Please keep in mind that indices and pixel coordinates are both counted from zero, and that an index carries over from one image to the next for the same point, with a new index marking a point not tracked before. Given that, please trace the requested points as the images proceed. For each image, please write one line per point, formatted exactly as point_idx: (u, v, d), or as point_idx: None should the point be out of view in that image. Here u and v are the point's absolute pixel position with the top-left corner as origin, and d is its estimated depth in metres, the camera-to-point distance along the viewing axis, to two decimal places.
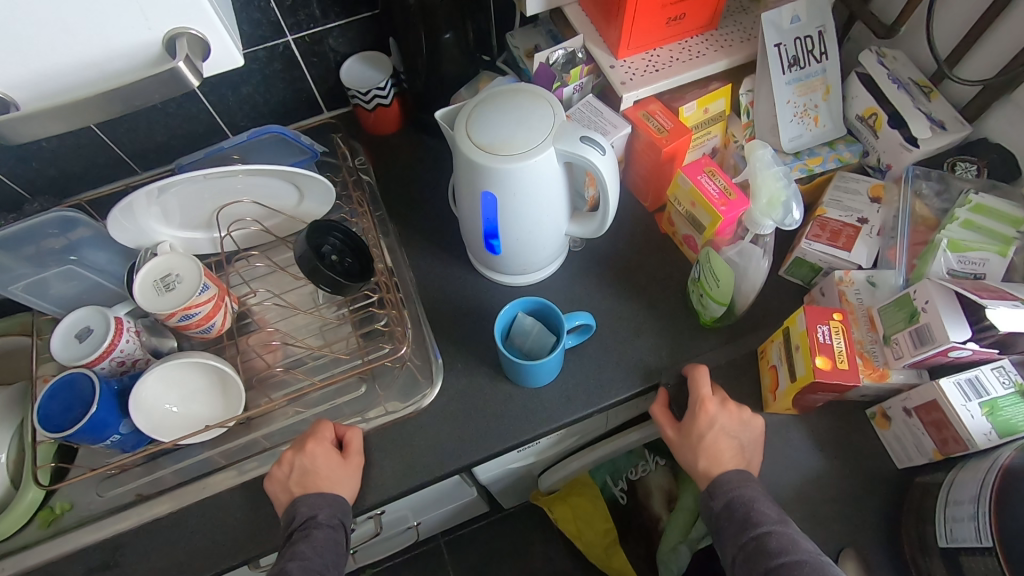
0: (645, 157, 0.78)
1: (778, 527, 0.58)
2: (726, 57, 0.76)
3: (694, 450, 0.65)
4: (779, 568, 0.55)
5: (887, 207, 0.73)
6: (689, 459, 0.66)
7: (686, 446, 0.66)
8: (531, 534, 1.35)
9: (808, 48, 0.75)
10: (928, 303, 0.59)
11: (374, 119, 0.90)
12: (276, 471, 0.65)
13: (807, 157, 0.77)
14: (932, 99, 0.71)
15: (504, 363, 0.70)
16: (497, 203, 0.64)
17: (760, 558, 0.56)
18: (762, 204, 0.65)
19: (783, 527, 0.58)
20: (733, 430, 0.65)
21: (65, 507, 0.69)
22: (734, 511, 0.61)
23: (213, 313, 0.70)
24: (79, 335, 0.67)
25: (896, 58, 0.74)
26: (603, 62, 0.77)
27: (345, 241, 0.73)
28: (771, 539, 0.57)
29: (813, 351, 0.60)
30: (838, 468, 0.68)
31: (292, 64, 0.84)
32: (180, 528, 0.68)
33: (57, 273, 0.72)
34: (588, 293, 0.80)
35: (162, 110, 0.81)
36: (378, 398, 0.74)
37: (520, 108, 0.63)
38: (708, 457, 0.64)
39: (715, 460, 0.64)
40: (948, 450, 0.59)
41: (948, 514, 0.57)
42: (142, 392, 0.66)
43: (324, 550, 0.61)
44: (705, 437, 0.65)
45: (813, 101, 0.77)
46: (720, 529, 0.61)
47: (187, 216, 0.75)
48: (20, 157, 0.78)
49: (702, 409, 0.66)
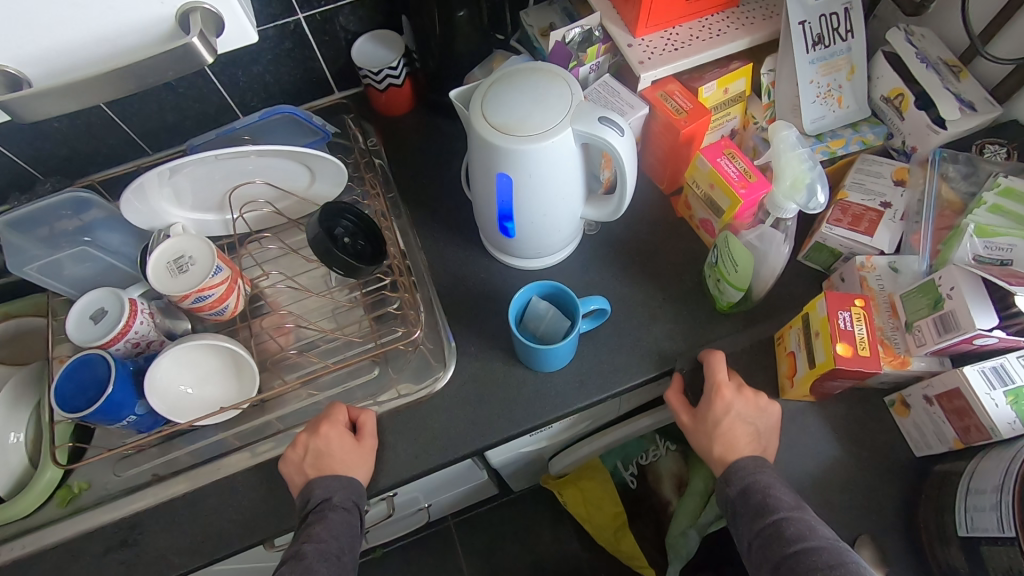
0: (662, 140, 0.77)
1: (794, 513, 0.57)
2: (747, 36, 0.74)
3: (709, 435, 0.65)
4: (794, 554, 0.54)
5: (912, 189, 0.71)
6: (704, 445, 0.66)
7: (701, 432, 0.66)
8: (539, 517, 1.36)
9: (833, 25, 0.73)
10: (954, 290, 0.58)
11: (385, 99, 0.89)
12: (290, 453, 0.66)
13: (830, 139, 0.75)
14: (962, 78, 0.69)
15: (517, 346, 0.69)
16: (512, 185, 0.63)
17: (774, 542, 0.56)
18: (785, 185, 0.64)
19: (800, 513, 0.57)
20: (750, 416, 0.65)
21: (83, 486, 0.70)
22: (749, 497, 0.60)
23: (227, 295, 0.70)
24: (94, 316, 0.67)
25: (924, 37, 0.72)
26: (620, 40, 0.75)
27: (358, 223, 0.73)
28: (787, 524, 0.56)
29: (834, 337, 0.59)
30: (855, 456, 0.67)
31: (303, 43, 0.83)
32: (196, 508, 0.69)
33: (70, 254, 0.71)
34: (602, 278, 0.79)
35: (171, 90, 0.80)
36: (391, 381, 0.74)
37: (537, 87, 0.61)
38: (722, 444, 0.64)
39: (730, 447, 0.64)
40: (970, 438, 0.58)
41: (969, 503, 0.56)
42: (157, 374, 0.66)
43: (340, 532, 0.62)
44: (720, 424, 0.64)
45: (837, 81, 0.75)
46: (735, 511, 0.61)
47: (199, 197, 0.74)
48: (31, 137, 0.77)
49: (718, 395, 0.65)
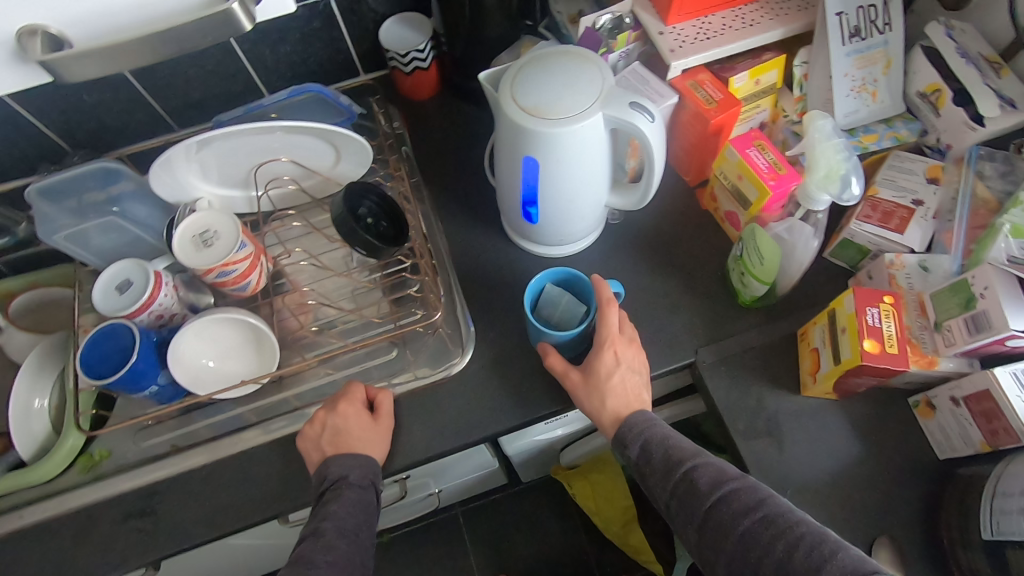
0: (690, 130, 0.76)
1: (739, 484, 0.55)
2: (782, 26, 0.73)
3: (603, 392, 0.64)
4: (745, 531, 0.52)
5: (945, 187, 0.69)
6: (595, 402, 0.65)
7: (592, 390, 0.65)
8: (547, 508, 1.36)
9: (870, 18, 0.71)
10: (987, 289, 0.57)
11: (411, 82, 0.89)
12: (308, 429, 0.66)
13: (862, 134, 0.74)
14: (1003, 75, 0.67)
15: (532, 330, 0.67)
16: (539, 168, 0.63)
17: (721, 519, 0.54)
18: (819, 176, 0.63)
19: (746, 481, 0.56)
20: (637, 368, 0.66)
21: (104, 454, 0.71)
22: (726, 496, 0.55)
23: (250, 271, 0.70)
24: (120, 288, 0.68)
25: (965, 32, 0.70)
26: (651, 28, 0.74)
27: (382, 204, 0.72)
28: (736, 499, 0.54)
29: (861, 333, 0.58)
30: (876, 455, 0.66)
31: (331, 24, 0.82)
32: (213, 480, 0.69)
33: (96, 225, 0.72)
34: (623, 268, 0.78)
35: (201, 66, 0.80)
36: (409, 363, 0.74)
37: (568, 70, 0.61)
38: (620, 400, 0.64)
39: (629, 401, 0.64)
40: (998, 441, 0.57)
41: (995, 506, 0.55)
42: (180, 346, 0.67)
43: (356, 510, 0.62)
44: (612, 376, 0.65)
45: (872, 74, 0.73)
46: (648, 475, 0.61)
47: (225, 173, 0.75)
48: (61, 108, 0.78)
49: (610, 349, 0.65)
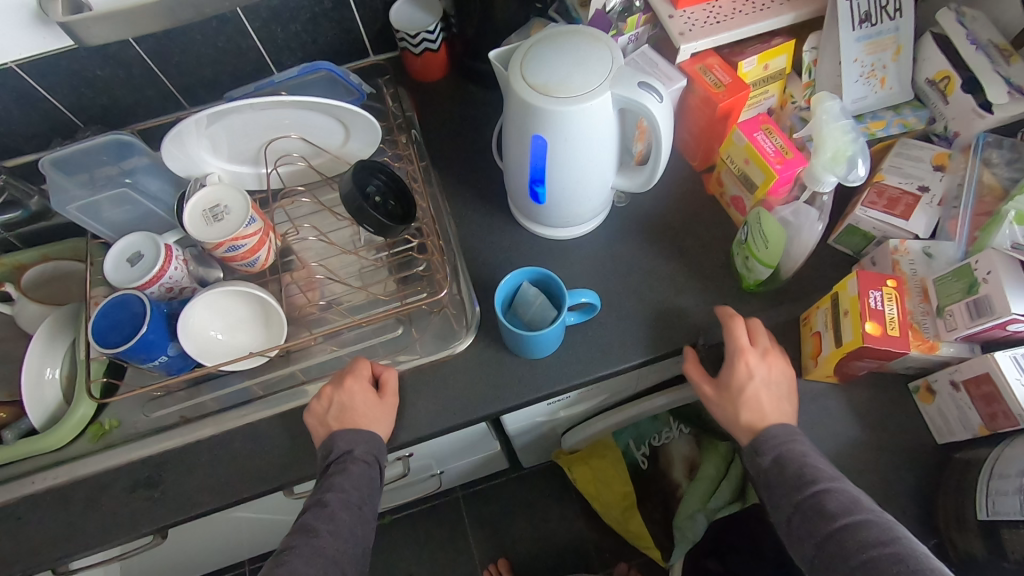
0: (698, 114, 0.76)
1: None
2: (792, 11, 0.73)
3: (733, 403, 0.65)
4: None
5: (951, 175, 0.69)
6: (728, 414, 0.66)
7: (724, 401, 0.66)
8: (547, 494, 1.37)
9: (881, 3, 0.71)
10: (990, 274, 0.57)
11: (420, 64, 0.89)
12: (315, 405, 0.67)
13: (869, 120, 0.74)
14: (1013, 63, 0.67)
15: (505, 332, 0.69)
16: (547, 148, 0.63)
17: (840, 542, 0.53)
18: (826, 158, 0.63)
19: None
20: (776, 379, 0.65)
21: (114, 424, 0.72)
22: None
23: (258, 247, 0.71)
24: (131, 260, 0.69)
25: (976, 19, 0.70)
26: (661, 11, 0.74)
27: (390, 182, 0.73)
28: None
29: (863, 315, 0.59)
30: (875, 439, 0.67)
31: (342, 3, 0.83)
32: (220, 451, 0.71)
33: (108, 197, 0.73)
34: (627, 251, 0.79)
35: (212, 43, 0.81)
36: (414, 341, 0.75)
37: (578, 50, 0.61)
38: (751, 410, 0.64)
39: (758, 414, 0.63)
40: (996, 425, 0.58)
41: (991, 488, 0.56)
42: (190, 318, 0.68)
43: (359, 484, 0.63)
44: (744, 389, 0.65)
45: (881, 61, 0.73)
46: None
47: (236, 148, 0.76)
48: (73, 83, 0.78)
49: (741, 359, 0.66)
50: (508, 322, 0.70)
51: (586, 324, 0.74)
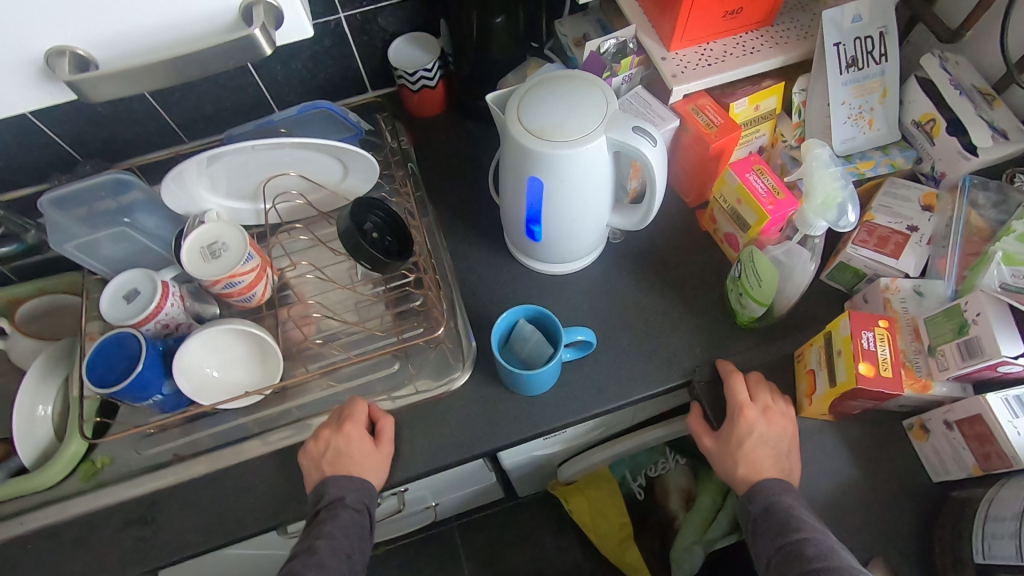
0: (691, 152, 0.77)
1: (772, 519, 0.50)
2: (781, 55, 0.75)
3: (732, 457, 0.66)
4: None
5: (940, 215, 0.71)
6: (728, 467, 0.66)
7: (724, 455, 0.67)
8: (543, 524, 1.36)
9: (868, 48, 0.73)
10: (980, 316, 0.58)
11: (418, 100, 0.90)
12: (311, 446, 0.67)
13: (858, 160, 0.76)
14: (995, 107, 0.69)
15: (501, 370, 0.69)
16: (543, 189, 0.65)
17: None
18: (816, 203, 0.64)
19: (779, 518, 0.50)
20: (776, 437, 0.65)
21: (105, 462, 0.71)
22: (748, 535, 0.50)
23: (255, 283, 0.71)
24: (127, 296, 0.69)
25: (958, 64, 0.72)
26: (654, 53, 0.75)
27: (387, 219, 0.74)
28: None
29: (857, 356, 0.59)
30: (871, 477, 0.67)
31: (342, 42, 0.84)
32: (214, 490, 0.70)
33: (107, 235, 0.74)
34: (622, 286, 0.79)
35: (212, 80, 0.82)
36: (410, 377, 0.75)
37: (573, 95, 0.62)
38: (747, 464, 0.65)
39: (754, 468, 0.64)
40: (990, 465, 0.58)
41: (987, 530, 0.56)
42: (186, 355, 0.67)
43: (350, 532, 0.63)
44: (743, 445, 0.65)
45: (869, 103, 0.75)
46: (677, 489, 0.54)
47: (234, 186, 0.76)
48: (74, 119, 0.79)
49: (741, 417, 0.66)
50: (505, 360, 0.71)
51: (583, 361, 0.74)
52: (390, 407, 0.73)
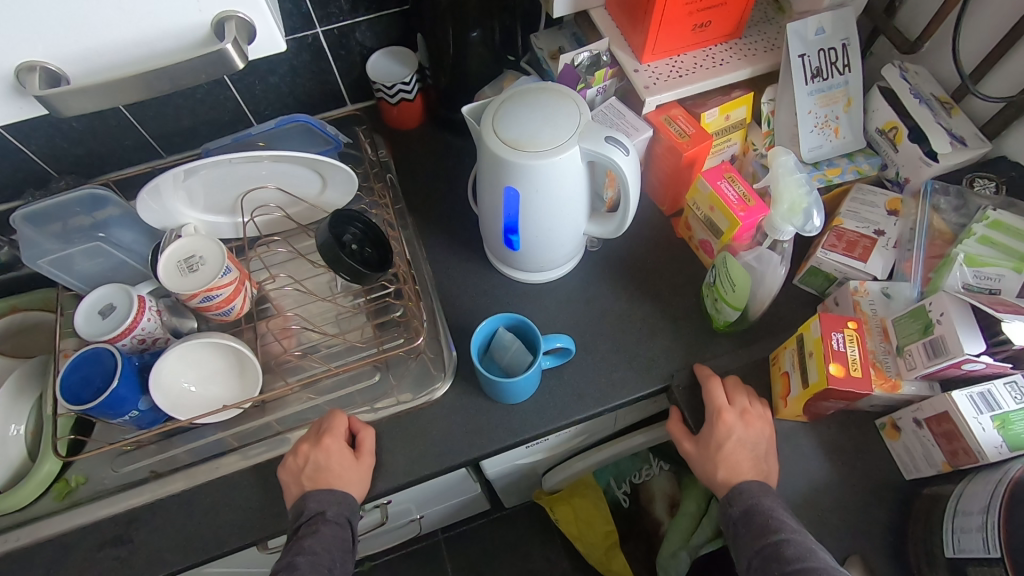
0: (665, 161, 0.79)
1: None
2: (749, 66, 0.77)
3: (713, 460, 0.67)
4: None
5: (904, 219, 0.73)
6: (708, 470, 0.67)
7: (704, 459, 0.68)
8: (531, 535, 1.35)
9: (832, 59, 0.76)
10: (943, 316, 0.59)
11: (397, 113, 0.91)
12: (290, 461, 0.66)
13: (826, 167, 0.78)
14: (953, 114, 0.72)
15: (481, 379, 0.70)
16: (519, 198, 0.65)
17: None
18: (783, 209, 0.67)
19: None
20: (753, 440, 0.66)
21: (80, 480, 0.70)
22: None
23: (234, 296, 0.71)
24: (103, 311, 0.68)
25: (918, 74, 0.75)
26: (627, 65, 0.77)
27: (366, 231, 0.74)
28: None
29: (827, 357, 0.60)
30: (846, 477, 0.68)
31: (320, 56, 0.85)
32: (193, 507, 0.69)
33: (82, 250, 0.73)
34: (601, 293, 0.80)
35: (190, 96, 0.82)
36: (390, 388, 0.75)
37: (547, 107, 0.64)
38: (727, 467, 0.65)
39: (733, 470, 0.65)
40: (958, 461, 0.59)
41: (956, 524, 0.57)
42: (163, 370, 0.67)
43: (331, 546, 0.62)
44: (722, 447, 0.66)
45: (834, 112, 0.78)
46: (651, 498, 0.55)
47: (212, 199, 0.76)
48: (49, 135, 0.79)
49: (719, 420, 0.67)
50: (485, 368, 0.71)
51: (563, 368, 0.75)
52: (371, 418, 0.73)
